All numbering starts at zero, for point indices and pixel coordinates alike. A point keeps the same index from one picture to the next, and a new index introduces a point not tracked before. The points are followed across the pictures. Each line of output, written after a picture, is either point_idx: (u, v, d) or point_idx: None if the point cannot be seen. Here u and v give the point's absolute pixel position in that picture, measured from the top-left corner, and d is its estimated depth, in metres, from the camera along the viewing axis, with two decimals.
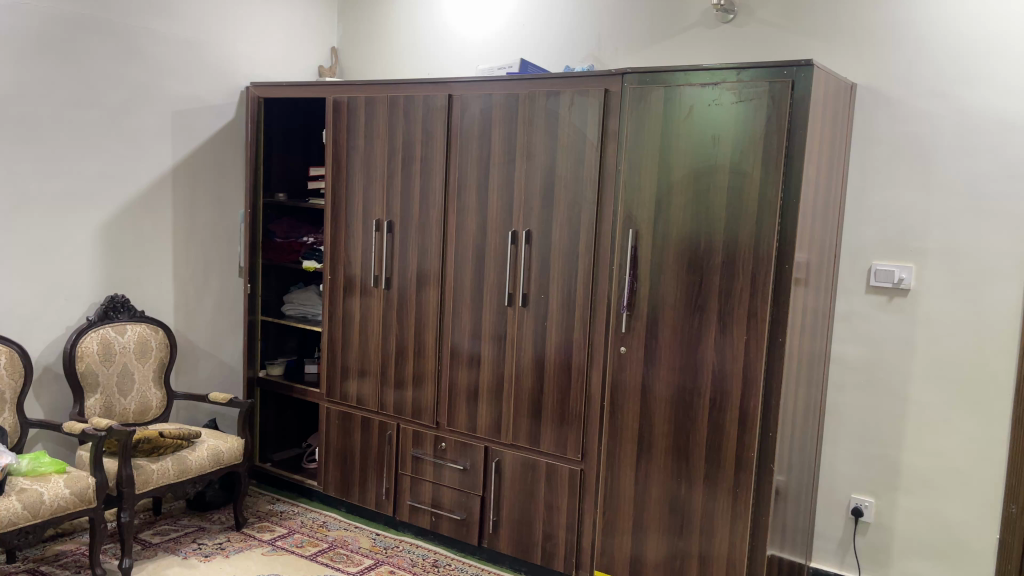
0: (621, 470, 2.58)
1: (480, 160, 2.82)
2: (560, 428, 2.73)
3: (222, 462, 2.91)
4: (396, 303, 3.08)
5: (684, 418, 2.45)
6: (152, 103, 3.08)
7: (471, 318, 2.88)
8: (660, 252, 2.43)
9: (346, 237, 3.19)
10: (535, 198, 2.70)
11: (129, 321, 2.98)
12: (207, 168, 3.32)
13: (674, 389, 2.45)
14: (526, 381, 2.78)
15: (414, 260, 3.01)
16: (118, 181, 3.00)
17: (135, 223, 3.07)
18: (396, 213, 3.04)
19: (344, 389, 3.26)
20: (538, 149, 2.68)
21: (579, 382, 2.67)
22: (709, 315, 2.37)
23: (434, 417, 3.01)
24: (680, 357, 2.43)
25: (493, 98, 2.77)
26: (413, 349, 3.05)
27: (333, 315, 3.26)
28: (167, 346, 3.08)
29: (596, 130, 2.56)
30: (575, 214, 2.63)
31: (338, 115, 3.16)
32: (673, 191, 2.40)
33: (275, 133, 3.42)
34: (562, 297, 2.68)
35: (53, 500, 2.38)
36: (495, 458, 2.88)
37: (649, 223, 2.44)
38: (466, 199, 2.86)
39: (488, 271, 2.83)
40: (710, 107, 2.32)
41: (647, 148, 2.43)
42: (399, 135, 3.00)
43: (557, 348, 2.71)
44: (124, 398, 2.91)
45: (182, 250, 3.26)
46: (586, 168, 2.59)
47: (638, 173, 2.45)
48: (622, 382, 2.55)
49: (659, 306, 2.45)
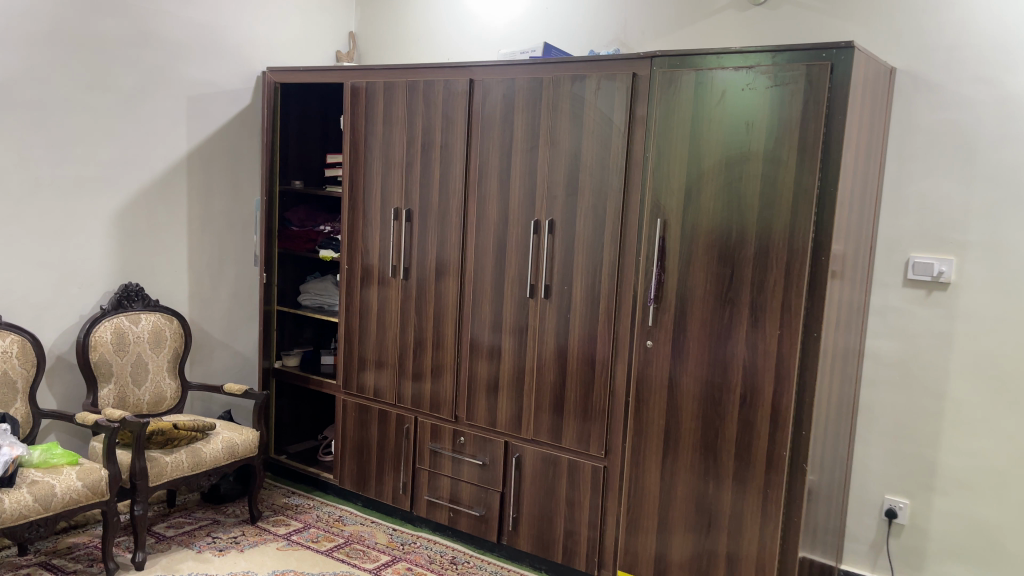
0: (646, 467, 2.50)
1: (502, 147, 2.73)
2: (583, 423, 2.65)
3: (237, 454, 2.85)
4: (414, 293, 3.00)
5: (713, 413, 2.36)
6: (167, 88, 3.02)
7: (492, 309, 2.81)
8: (689, 243, 2.35)
9: (364, 225, 3.12)
10: (559, 186, 2.62)
11: (143, 310, 2.92)
12: (223, 155, 3.26)
13: (702, 385, 2.37)
14: (548, 375, 2.71)
15: (433, 249, 2.94)
16: (132, 167, 2.94)
17: (150, 210, 3.01)
18: (415, 201, 2.97)
19: (361, 380, 3.19)
20: (562, 136, 2.60)
21: (603, 376, 2.59)
22: (741, 308, 2.29)
23: (453, 411, 2.94)
24: (710, 351, 2.35)
25: (517, 82, 2.68)
26: (431, 341, 2.98)
27: (350, 305, 3.19)
28: (182, 336, 3.03)
29: (624, 117, 2.47)
30: (600, 203, 2.54)
31: (356, 101, 3.08)
32: (703, 179, 2.31)
33: (292, 119, 3.35)
34: (586, 289, 2.60)
35: (65, 493, 2.34)
36: (516, 453, 2.80)
37: (678, 212, 2.36)
38: (487, 187, 2.78)
39: (509, 261, 2.75)
40: (743, 92, 2.23)
41: (677, 135, 2.34)
42: (418, 121, 2.92)
43: (580, 340, 2.63)
44: (138, 389, 2.86)
45: (197, 239, 3.20)
46: (612, 155, 2.50)
47: (667, 160, 2.37)
48: (648, 377, 2.46)
49: (687, 299, 2.37)
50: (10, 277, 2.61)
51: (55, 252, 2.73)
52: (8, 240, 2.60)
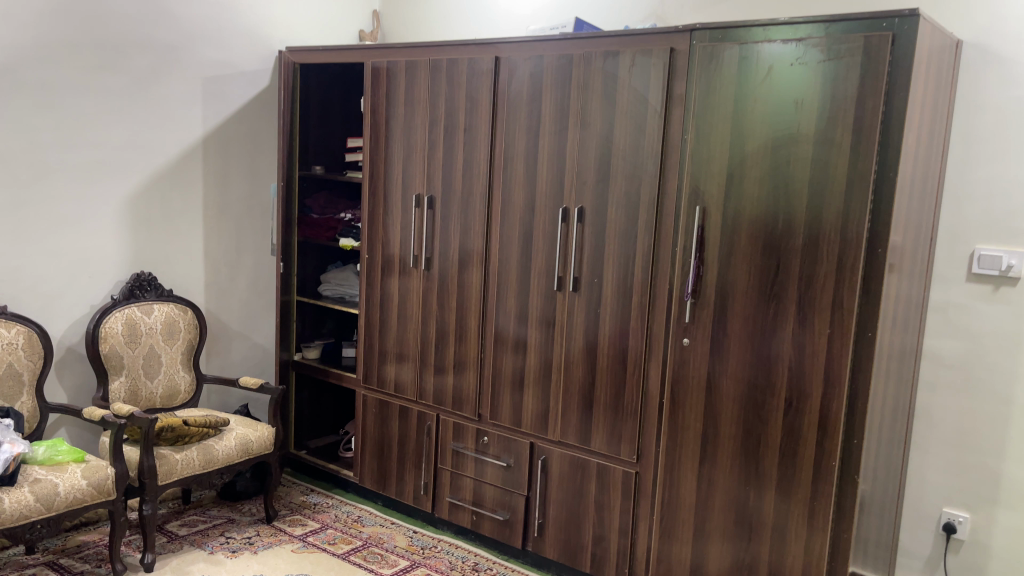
0: (681, 473, 2.32)
1: (528, 129, 2.56)
2: (614, 425, 2.47)
3: (251, 452, 2.73)
4: (436, 284, 2.85)
5: (754, 419, 2.17)
6: (182, 69, 2.90)
7: (517, 301, 2.64)
8: (730, 234, 2.16)
9: (385, 212, 2.97)
10: (589, 171, 2.44)
11: (156, 300, 2.82)
12: (240, 139, 3.13)
13: (743, 388, 2.18)
14: (576, 372, 2.54)
15: (456, 238, 2.78)
16: (145, 152, 2.82)
17: (164, 197, 2.90)
18: (437, 186, 2.81)
19: (381, 374, 3.06)
20: (594, 117, 2.41)
21: (635, 375, 2.41)
22: (788, 305, 2.09)
23: (477, 409, 2.79)
24: (752, 351, 2.16)
25: (544, 60, 2.50)
26: (453, 335, 2.83)
27: (371, 297, 3.06)
28: (196, 327, 2.91)
29: (660, 96, 2.28)
30: (634, 189, 2.35)
31: (377, 81, 2.93)
32: (746, 164, 2.11)
33: (312, 101, 3.21)
34: (618, 281, 2.41)
35: (69, 493, 2.24)
36: (542, 455, 2.64)
37: (719, 200, 2.17)
38: (512, 173, 2.61)
39: (536, 251, 2.58)
40: (792, 67, 2.03)
41: (718, 115, 2.15)
42: (441, 102, 2.76)
43: (611, 336, 2.45)
44: (150, 382, 2.75)
45: (214, 226, 3.08)
46: (647, 137, 2.31)
47: (707, 144, 2.18)
48: (685, 378, 2.28)
49: (727, 295, 2.18)
50: (18, 266, 2.51)
51: (65, 240, 2.63)
52: (15, 227, 2.49)
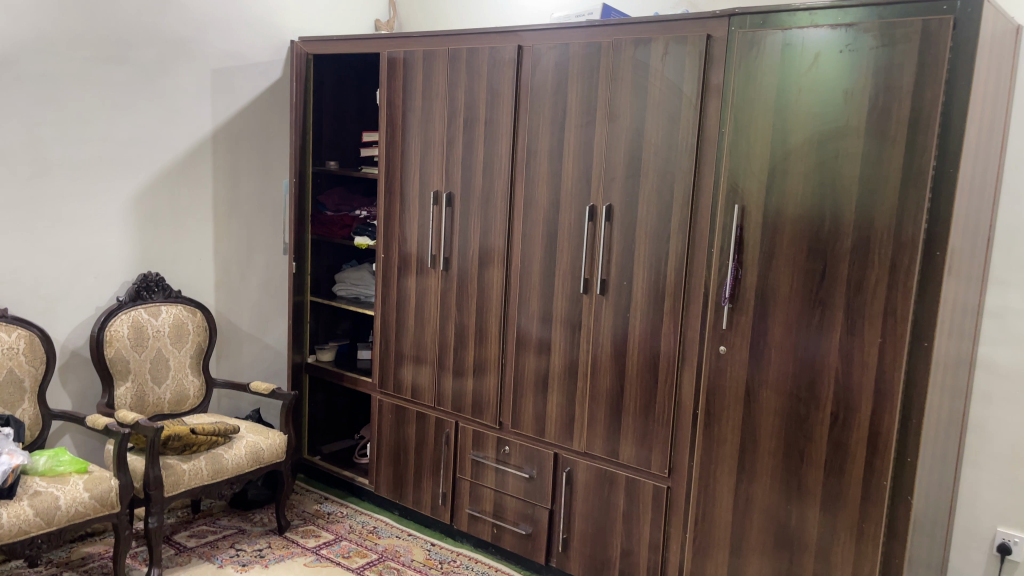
0: (717, 489, 2.18)
1: (553, 122, 2.41)
2: (644, 436, 2.33)
3: (262, 461, 2.62)
4: (455, 285, 2.72)
5: (797, 433, 2.02)
6: (190, 60, 2.78)
7: (541, 303, 2.50)
8: (772, 235, 2.00)
9: (402, 210, 2.84)
10: (618, 167, 2.29)
11: (163, 302, 2.70)
12: (251, 133, 3.01)
13: (784, 400, 2.03)
14: (604, 379, 2.40)
15: (476, 237, 2.65)
16: (151, 147, 2.70)
17: (171, 194, 2.78)
18: (456, 183, 2.67)
19: (397, 378, 2.93)
20: (623, 108, 2.26)
21: (667, 384, 2.26)
22: (835, 312, 1.94)
23: (497, 417, 2.66)
24: (795, 361, 2.01)
25: (570, 48, 2.35)
26: (473, 338, 2.70)
27: (386, 298, 2.93)
28: (205, 329, 2.80)
29: (695, 86, 2.13)
30: (666, 186, 2.20)
31: (393, 73, 2.79)
32: (789, 159, 1.96)
33: (326, 93, 3.08)
34: (649, 284, 2.27)
35: (70, 506, 2.13)
36: (566, 467, 2.51)
37: (759, 198, 2.02)
38: (536, 168, 2.47)
39: (561, 251, 2.43)
40: (841, 55, 1.87)
41: (759, 107, 2.00)
42: (460, 93, 2.62)
43: (641, 342, 2.30)
44: (158, 387, 2.64)
45: (224, 224, 2.97)
46: (681, 131, 2.16)
47: (746, 138, 2.03)
48: (721, 388, 2.14)
49: (768, 301, 2.03)
50: (18, 266, 2.41)
51: (68, 239, 2.52)
52: (16, 226, 2.39)
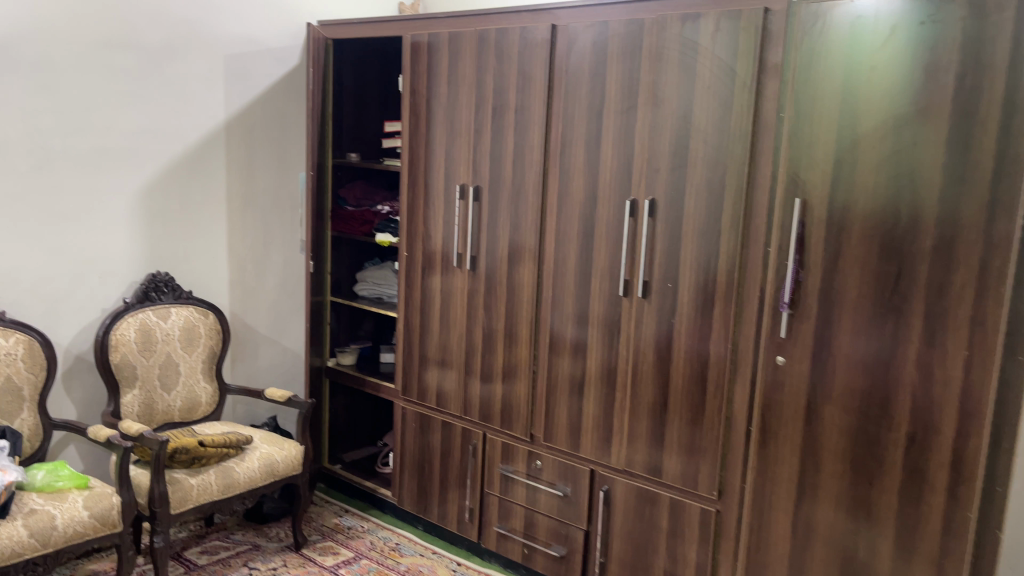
0: (772, 514, 1.96)
1: (590, 109, 2.20)
2: (690, 454, 2.12)
3: (277, 474, 2.44)
4: (483, 285, 2.52)
5: (866, 456, 1.80)
6: (201, 45, 2.60)
7: (576, 307, 2.30)
8: (838, 233, 1.78)
9: (426, 205, 2.65)
10: (662, 157, 2.07)
11: (173, 304, 2.54)
12: (267, 124, 2.84)
13: (852, 419, 1.81)
14: (645, 391, 2.18)
15: (505, 234, 2.44)
16: (159, 138, 2.54)
17: (181, 187, 2.61)
18: (484, 176, 2.47)
19: (422, 384, 2.74)
20: (668, 92, 2.04)
21: (717, 397, 2.04)
22: (912, 321, 1.71)
23: (528, 429, 2.46)
24: (865, 375, 1.78)
25: (610, 26, 2.13)
26: (502, 343, 2.50)
27: (410, 299, 2.74)
28: (218, 333, 2.64)
29: (751, 66, 1.90)
30: (717, 178, 1.98)
31: (416, 57, 2.60)
32: (860, 147, 1.73)
33: (346, 81, 2.90)
34: (697, 287, 2.05)
35: (68, 526, 1.97)
36: (603, 485, 2.30)
37: (824, 191, 1.79)
38: (570, 160, 2.26)
39: (599, 250, 2.22)
40: (921, 26, 1.64)
41: (824, 88, 1.77)
42: (488, 78, 2.41)
43: (687, 350, 2.09)
44: (167, 395, 2.48)
45: (238, 220, 2.80)
46: (735, 116, 1.94)
47: (809, 124, 1.80)
48: (778, 404, 1.92)
49: (834, 307, 1.80)
50: (17, 265, 2.25)
51: (71, 236, 2.36)
52: (15, 222, 2.23)
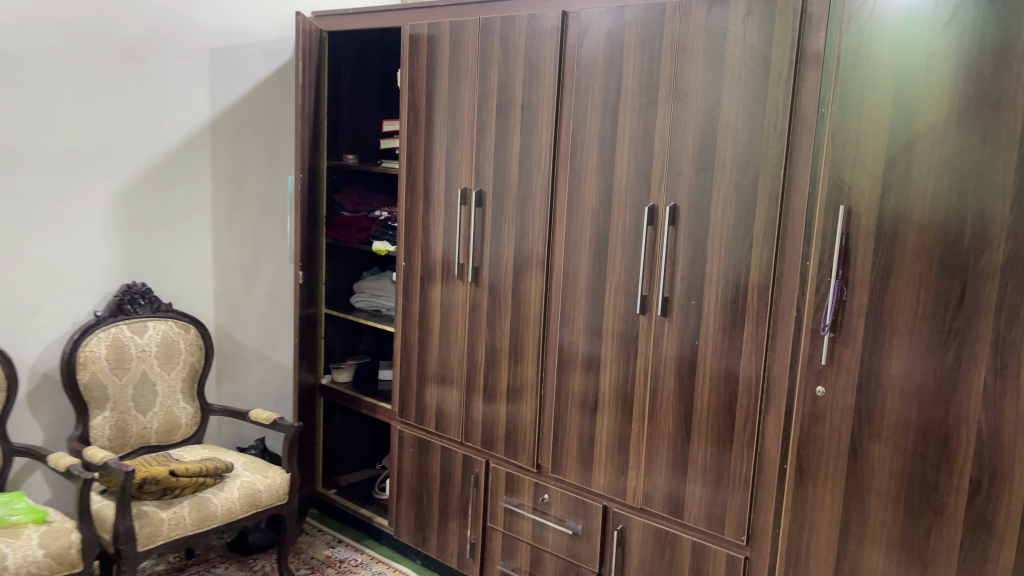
0: (809, 566, 1.73)
1: (604, 105, 1.97)
2: (716, 494, 1.88)
3: (259, 505, 2.23)
4: (486, 298, 2.30)
5: (922, 504, 1.56)
6: (184, 37, 2.40)
7: (589, 326, 2.07)
8: (889, 246, 1.54)
9: (425, 211, 2.43)
10: (685, 158, 1.84)
11: (150, 317, 2.34)
12: (256, 123, 2.64)
13: (903, 460, 1.57)
14: (665, 421, 1.95)
15: (510, 243, 2.22)
16: (137, 137, 2.34)
17: (161, 191, 2.42)
18: (488, 179, 2.25)
19: (420, 406, 2.52)
20: (692, 85, 1.81)
21: (746, 431, 1.81)
22: (977, 349, 1.47)
23: (535, 459, 2.24)
24: (920, 410, 1.54)
25: (627, 12, 1.90)
26: (507, 363, 2.28)
27: (408, 313, 2.53)
28: (199, 348, 2.43)
29: (787, 53, 1.66)
30: (748, 182, 1.75)
31: (415, 50, 2.38)
32: (917, 146, 1.50)
33: (343, 77, 2.70)
34: (725, 306, 1.82)
35: (19, 567, 1.76)
36: (618, 524, 2.07)
37: (873, 197, 1.56)
38: (582, 161, 2.03)
39: (613, 263, 2.00)
40: (990, 5, 1.39)
41: (873, 78, 1.54)
42: (493, 72, 2.19)
43: (712, 376, 1.85)
44: (143, 416, 2.28)
45: (225, 227, 2.60)
46: (768, 112, 1.70)
47: (857, 119, 1.57)
48: (817, 440, 1.68)
49: (883, 331, 1.57)
50: None
51: (37, 245, 2.16)
52: None
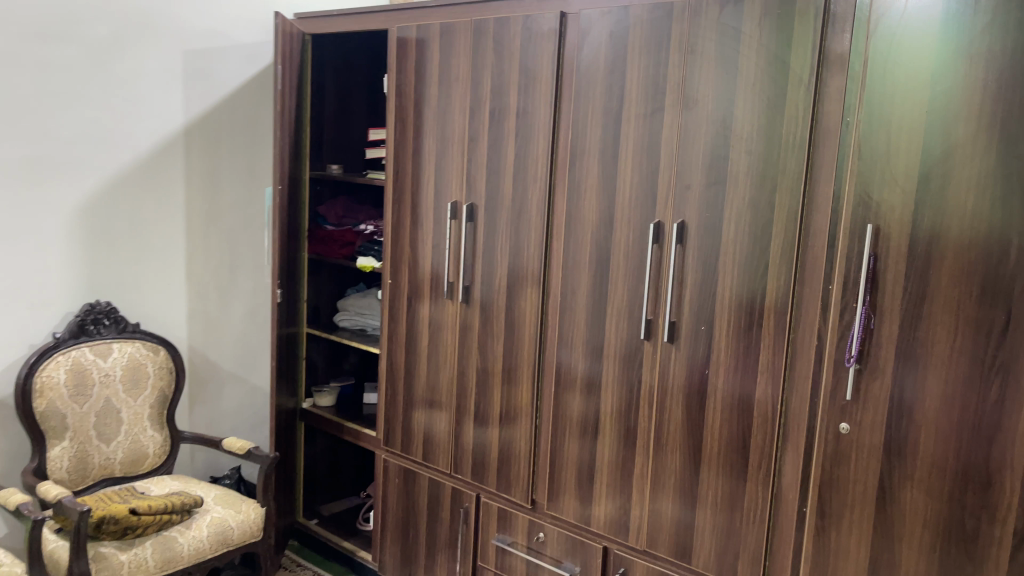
0: None
1: (606, 112, 1.82)
2: (727, 539, 1.72)
3: (230, 543, 2.06)
4: (477, 320, 2.15)
5: (960, 556, 1.40)
6: (155, 39, 2.25)
7: (588, 352, 1.92)
8: (923, 270, 1.39)
9: (413, 225, 2.27)
10: (695, 171, 1.69)
11: (115, 339, 2.18)
12: (233, 131, 2.49)
13: (938, 507, 1.41)
14: (671, 457, 1.79)
15: (503, 261, 2.07)
16: (104, 146, 2.18)
17: (130, 203, 2.25)
18: (480, 192, 2.10)
19: (406, 433, 2.36)
20: (702, 91, 1.66)
21: (761, 470, 1.65)
22: (1023, 385, 1.31)
23: (529, 494, 2.08)
24: (958, 452, 1.38)
25: (630, 12, 1.75)
26: (499, 389, 2.12)
27: (393, 334, 2.37)
28: (169, 372, 2.27)
29: (807, 56, 1.52)
30: (764, 198, 1.60)
31: (403, 54, 2.23)
32: (955, 159, 1.35)
33: (328, 83, 2.55)
34: (737, 333, 1.66)
35: None
36: (619, 568, 1.92)
37: (904, 216, 1.41)
38: (581, 174, 1.88)
39: (615, 284, 1.84)
40: None
41: (905, 84, 1.39)
42: (486, 77, 2.04)
43: (724, 410, 1.70)
44: (106, 447, 2.11)
45: (199, 241, 2.44)
46: (787, 121, 1.55)
47: (886, 129, 1.42)
48: (841, 482, 1.52)
49: (916, 363, 1.42)
50: None
51: None
52: None
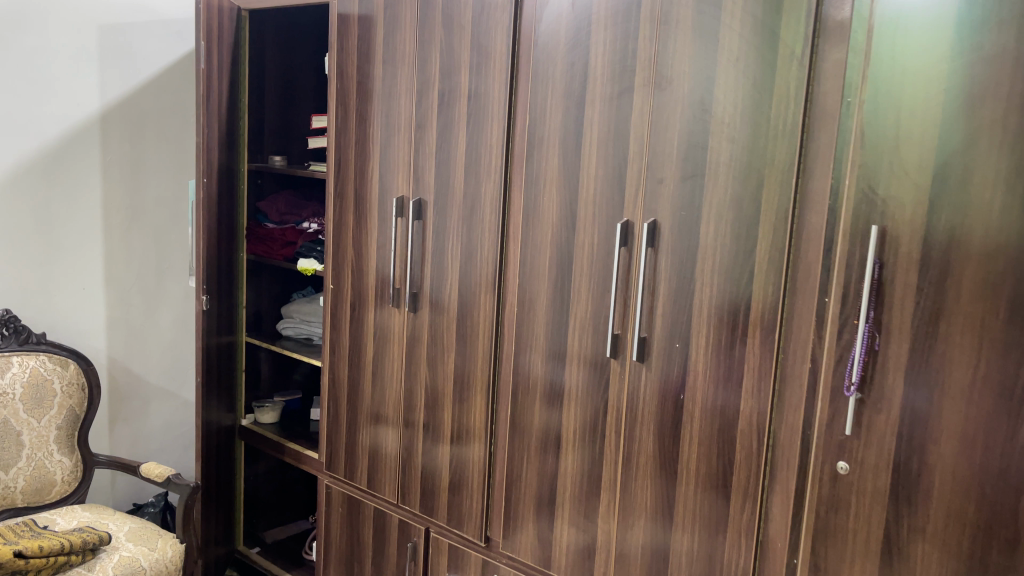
0: None
1: (567, 94, 1.57)
2: None
3: None
4: (426, 332, 1.90)
5: None
6: (65, 11, 1.99)
7: (548, 371, 1.68)
8: (938, 283, 1.15)
9: (356, 224, 2.02)
10: (668, 162, 1.45)
11: (14, 352, 1.92)
12: (158, 116, 2.24)
13: (955, 568, 1.17)
14: (640, 496, 1.55)
15: (454, 265, 1.82)
16: (4, 133, 1.92)
17: (36, 197, 2.00)
18: (428, 186, 1.85)
19: (351, 456, 2.11)
20: (677, 69, 1.42)
21: (744, 515, 1.42)
22: None
23: (483, 530, 1.84)
24: (980, 503, 1.14)
25: None
26: (449, 410, 1.87)
27: (336, 345, 2.12)
28: (81, 388, 2.00)
29: (800, 26, 1.27)
30: (748, 193, 1.36)
31: (344, 31, 1.98)
32: (980, 148, 1.10)
33: (268, 65, 2.29)
34: (716, 352, 1.43)
35: None
36: None
37: (916, 217, 1.16)
38: (539, 165, 1.64)
39: (578, 295, 1.60)
40: None
41: (918, 58, 1.15)
42: (434, 54, 1.79)
43: (701, 442, 1.46)
44: (4, 474, 1.85)
45: (120, 240, 2.19)
46: (775, 103, 1.31)
47: (895, 112, 1.17)
48: (837, 533, 1.28)
49: (929, 394, 1.18)
50: None
51: None
52: None
